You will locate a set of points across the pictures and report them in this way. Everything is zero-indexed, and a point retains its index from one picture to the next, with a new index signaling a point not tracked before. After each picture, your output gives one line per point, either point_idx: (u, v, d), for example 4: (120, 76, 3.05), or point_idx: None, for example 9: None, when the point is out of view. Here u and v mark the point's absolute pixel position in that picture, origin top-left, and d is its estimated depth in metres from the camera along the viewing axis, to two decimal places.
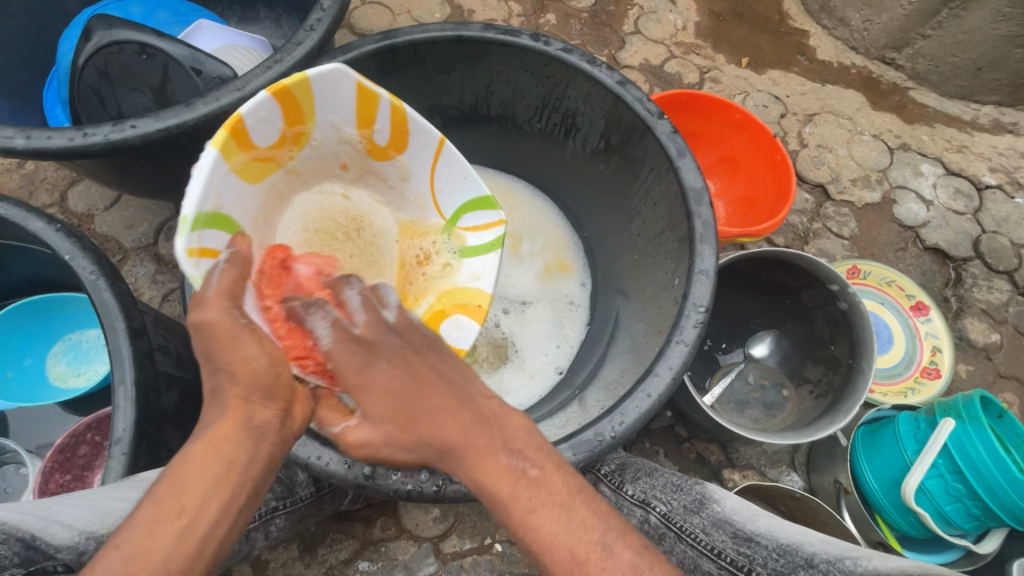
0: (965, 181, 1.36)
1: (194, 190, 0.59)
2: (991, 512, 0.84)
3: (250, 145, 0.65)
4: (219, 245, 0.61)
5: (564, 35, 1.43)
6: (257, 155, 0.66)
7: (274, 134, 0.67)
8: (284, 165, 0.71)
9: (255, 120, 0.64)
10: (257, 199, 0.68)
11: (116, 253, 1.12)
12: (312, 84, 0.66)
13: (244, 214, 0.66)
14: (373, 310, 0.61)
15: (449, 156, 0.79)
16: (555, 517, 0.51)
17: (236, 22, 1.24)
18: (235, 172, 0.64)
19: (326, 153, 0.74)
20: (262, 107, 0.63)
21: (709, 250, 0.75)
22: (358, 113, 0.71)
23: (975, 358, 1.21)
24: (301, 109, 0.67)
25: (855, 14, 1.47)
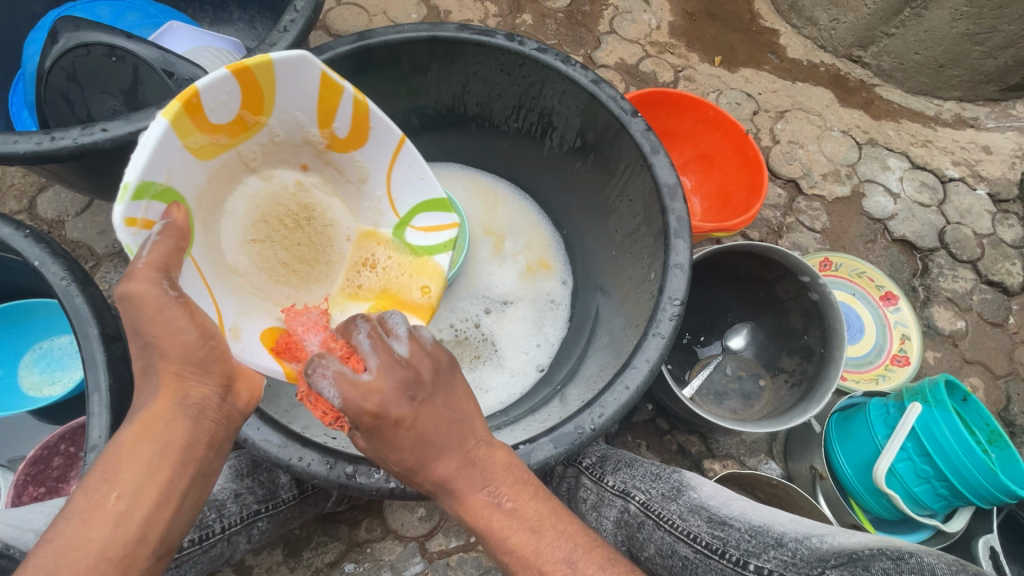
0: (929, 174, 1.41)
1: (140, 160, 0.56)
2: (957, 491, 0.87)
3: (203, 121, 0.62)
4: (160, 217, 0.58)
5: (540, 36, 1.44)
6: (212, 136, 0.64)
7: (231, 115, 0.64)
8: (238, 147, 0.68)
9: (212, 97, 0.61)
10: (206, 178, 0.65)
11: (88, 259, 1.09)
12: (275, 68, 0.64)
13: (192, 191, 0.63)
14: (384, 350, 0.56)
15: (406, 157, 0.79)
16: (525, 539, 0.55)
17: (208, 23, 1.22)
18: (186, 147, 0.61)
19: (285, 142, 0.72)
20: (221, 85, 0.61)
21: (684, 245, 0.77)
22: (320, 104, 0.70)
23: (943, 345, 1.25)
24: (262, 96, 0.66)
25: (823, 14, 1.51)
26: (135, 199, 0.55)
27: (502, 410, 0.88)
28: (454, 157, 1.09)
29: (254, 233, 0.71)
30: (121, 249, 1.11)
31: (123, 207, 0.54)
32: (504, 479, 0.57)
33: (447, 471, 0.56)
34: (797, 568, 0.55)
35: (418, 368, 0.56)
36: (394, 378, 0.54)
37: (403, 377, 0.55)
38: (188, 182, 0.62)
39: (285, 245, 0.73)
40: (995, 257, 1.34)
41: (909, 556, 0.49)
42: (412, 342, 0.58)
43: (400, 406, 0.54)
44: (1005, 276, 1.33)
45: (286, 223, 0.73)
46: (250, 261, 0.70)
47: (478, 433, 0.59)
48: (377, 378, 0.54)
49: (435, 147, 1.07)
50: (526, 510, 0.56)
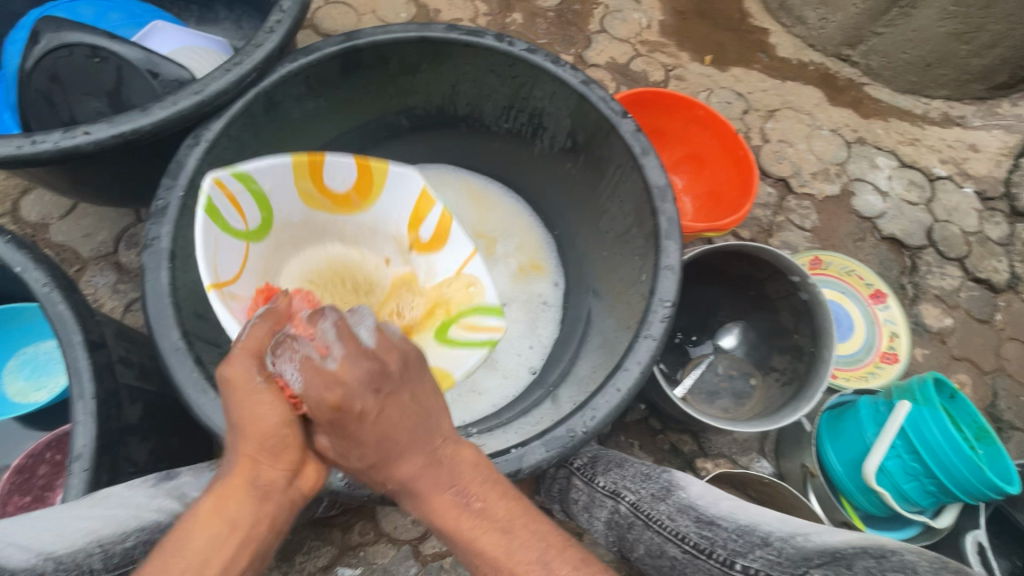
0: (917, 173, 1.42)
1: (255, 170, 0.71)
2: (946, 488, 0.88)
3: (319, 180, 0.77)
4: (240, 214, 0.71)
5: (531, 35, 1.44)
6: (321, 196, 0.78)
7: (343, 189, 0.79)
8: (339, 219, 0.81)
9: (335, 171, 0.77)
10: (298, 220, 0.79)
11: (74, 263, 1.08)
12: (391, 171, 0.79)
13: (281, 219, 0.77)
14: (350, 338, 0.52)
15: (476, 265, 0.80)
16: (496, 541, 0.56)
17: (194, 23, 1.21)
18: (296, 188, 0.76)
19: (376, 232, 0.83)
20: (342, 167, 0.77)
21: (674, 245, 0.77)
22: (415, 211, 0.81)
23: (931, 342, 1.27)
24: (371, 186, 0.80)
25: (812, 12, 1.51)
26: (235, 177, 0.69)
27: (495, 412, 0.88)
28: (444, 158, 1.08)
29: (310, 283, 0.78)
30: (107, 252, 1.09)
31: (222, 174, 0.67)
32: (471, 480, 0.59)
33: (420, 491, 0.58)
34: (782, 568, 0.56)
35: (384, 369, 0.53)
36: (360, 369, 0.51)
37: (369, 370, 0.52)
38: (285, 211, 0.76)
39: (330, 298, 0.78)
40: (982, 255, 1.36)
41: (892, 553, 0.50)
42: (379, 332, 0.54)
43: (364, 399, 0.52)
44: (992, 273, 1.34)
45: (338, 284, 0.79)
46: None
47: (445, 433, 0.59)
48: (342, 369, 0.51)
49: (425, 148, 1.06)
50: (496, 510, 0.58)
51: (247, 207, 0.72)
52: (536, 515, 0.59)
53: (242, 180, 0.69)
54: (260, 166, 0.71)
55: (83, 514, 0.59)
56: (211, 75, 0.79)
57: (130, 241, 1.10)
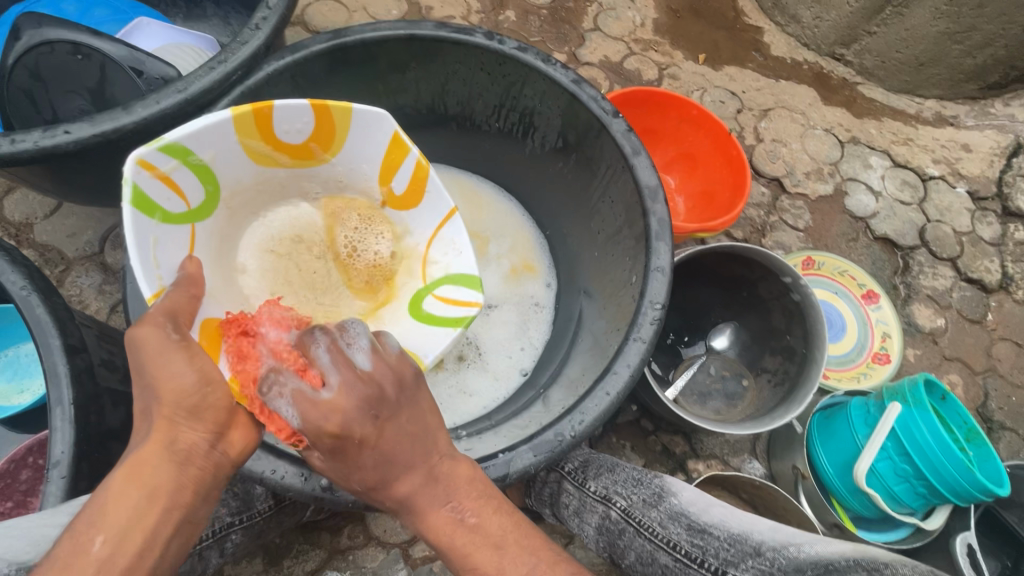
0: (910, 173, 1.42)
1: (193, 135, 0.65)
2: (936, 490, 0.88)
3: (268, 133, 0.70)
4: (184, 185, 0.67)
5: (524, 33, 1.42)
6: (274, 150, 0.72)
7: (301, 141, 0.73)
8: (298, 172, 0.76)
9: (287, 120, 0.70)
10: (250, 179, 0.73)
11: (59, 263, 1.06)
12: (353, 115, 0.72)
13: (233, 180, 0.72)
14: (345, 365, 0.55)
15: (453, 228, 0.79)
16: (490, 557, 0.56)
17: (182, 19, 1.19)
18: (242, 145, 0.70)
19: (343, 182, 0.79)
20: (298, 115, 0.70)
21: (665, 247, 0.77)
22: (385, 161, 0.77)
23: (923, 342, 1.27)
24: (333, 136, 0.74)
25: (806, 11, 1.51)
26: (163, 153, 0.63)
27: (485, 415, 0.87)
28: (435, 157, 1.07)
29: (274, 251, 0.75)
30: (92, 252, 1.08)
31: (146, 151, 0.62)
32: (466, 493, 0.58)
33: (405, 502, 0.57)
34: None
35: (381, 394, 0.55)
36: (356, 396, 0.53)
37: (366, 395, 0.54)
38: (235, 171, 0.71)
39: (298, 267, 0.76)
40: (974, 255, 1.36)
41: (886, 568, 0.50)
42: (374, 353, 0.56)
43: (363, 425, 0.53)
44: (984, 274, 1.35)
45: (305, 249, 0.77)
46: (259, 271, 0.73)
47: (441, 447, 0.59)
48: (338, 396, 0.53)
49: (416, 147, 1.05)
50: (489, 525, 0.58)
51: (186, 181, 0.67)
52: (527, 531, 0.59)
53: (171, 152, 0.64)
54: (192, 132, 0.64)
55: (61, 523, 0.58)
56: (195, 73, 0.77)
57: (116, 241, 1.09)
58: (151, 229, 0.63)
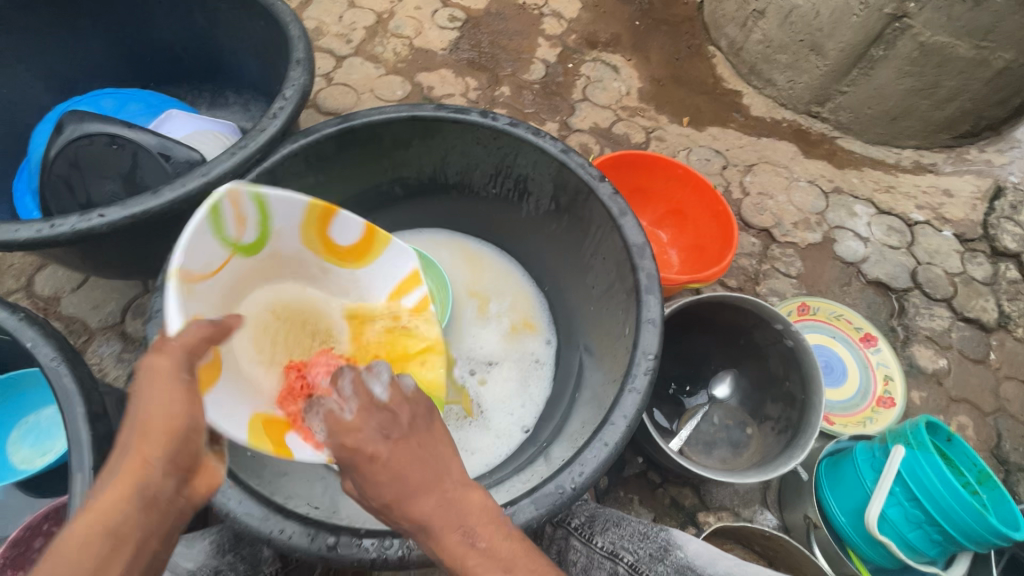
0: (895, 219, 1.47)
1: (283, 201, 0.75)
2: (950, 536, 0.86)
3: (327, 230, 0.82)
4: (247, 226, 0.73)
5: (518, 105, 1.54)
6: (323, 248, 0.83)
7: (347, 245, 0.85)
8: (325, 266, 0.84)
9: (346, 228, 0.83)
10: (291, 253, 0.80)
11: (82, 334, 1.12)
12: (392, 243, 0.89)
13: (275, 248, 0.78)
14: (365, 393, 0.61)
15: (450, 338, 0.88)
16: None
17: (207, 108, 1.32)
18: (303, 233, 0.80)
19: (356, 293, 0.87)
20: (356, 227, 0.84)
21: (655, 300, 0.80)
22: (397, 285, 0.89)
23: (927, 384, 1.26)
24: (369, 252, 0.87)
25: (780, 75, 1.62)
26: (256, 199, 0.72)
27: (488, 472, 0.89)
28: (440, 223, 1.14)
29: (272, 314, 0.77)
30: (114, 323, 1.13)
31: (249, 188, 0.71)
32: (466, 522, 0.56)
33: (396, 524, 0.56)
34: None
35: (394, 418, 0.58)
36: (373, 419, 0.58)
37: (381, 419, 0.58)
38: (277, 240, 0.77)
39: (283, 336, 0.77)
40: (968, 295, 1.38)
41: None
42: (391, 389, 0.61)
43: (375, 443, 0.56)
44: (981, 313, 1.36)
45: (297, 325, 0.78)
46: (250, 324, 0.73)
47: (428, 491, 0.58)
48: (356, 418, 0.58)
49: (419, 215, 1.13)
50: (499, 549, 0.55)
51: (250, 230, 0.73)
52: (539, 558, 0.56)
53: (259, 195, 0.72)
54: (282, 200, 0.75)
55: None
56: (218, 158, 0.86)
57: (137, 310, 1.15)
58: (205, 241, 0.67)
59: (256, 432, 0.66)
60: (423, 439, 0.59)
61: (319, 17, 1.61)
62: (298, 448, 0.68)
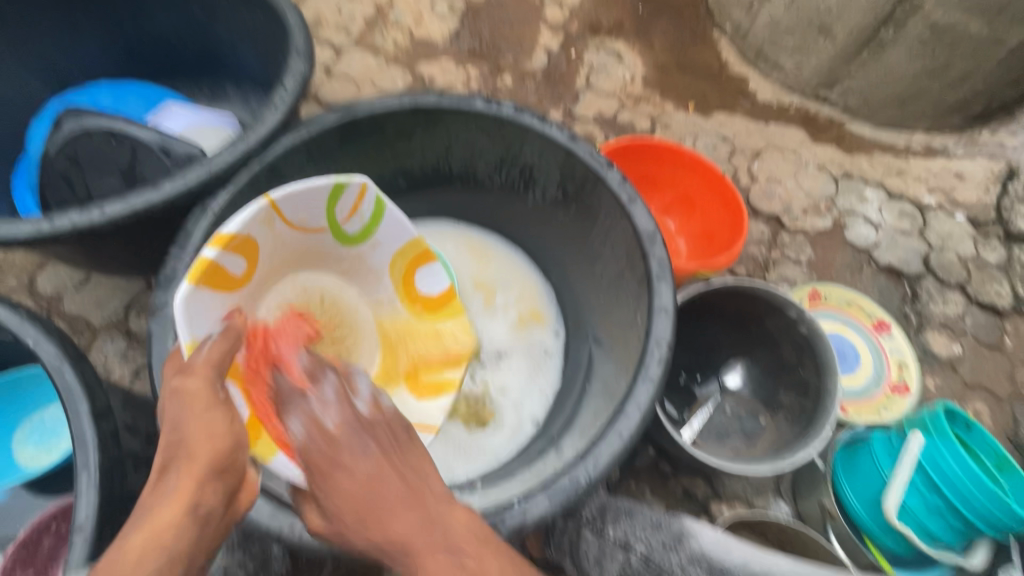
0: (907, 203, 1.45)
1: (396, 221, 0.84)
2: (971, 524, 0.85)
3: (414, 271, 0.88)
4: (347, 217, 0.80)
5: (521, 94, 1.52)
6: (401, 284, 0.89)
7: (426, 291, 0.89)
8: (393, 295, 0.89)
9: (430, 279, 0.89)
10: (374, 263, 0.87)
11: (86, 332, 1.11)
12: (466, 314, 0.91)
13: (360, 251, 0.85)
14: (346, 403, 0.63)
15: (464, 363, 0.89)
16: None
17: (206, 101, 1.30)
18: (392, 260, 0.87)
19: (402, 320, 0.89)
20: (439, 281, 0.89)
21: (667, 288, 0.79)
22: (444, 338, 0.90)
23: (942, 370, 1.25)
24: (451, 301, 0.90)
25: (787, 59, 1.59)
26: (375, 203, 0.81)
27: (499, 466, 0.87)
28: (444, 214, 1.12)
29: (308, 297, 0.81)
30: (117, 320, 1.12)
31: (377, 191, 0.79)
32: None
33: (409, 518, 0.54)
34: None
35: (376, 435, 0.61)
36: (353, 432, 0.60)
37: (360, 429, 0.61)
38: (319, 241, 0.81)
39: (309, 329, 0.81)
40: (982, 279, 1.36)
41: None
42: (373, 403, 0.64)
43: (353, 455, 0.59)
44: (995, 298, 1.34)
45: (322, 319, 0.82)
46: (277, 282, 0.78)
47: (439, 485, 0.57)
48: (338, 429, 0.61)
49: (424, 207, 1.11)
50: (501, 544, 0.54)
51: (353, 223, 0.81)
52: None
53: (331, 203, 0.77)
54: (393, 222, 0.83)
55: None
56: (219, 150, 0.84)
57: (140, 308, 1.14)
58: (313, 202, 0.75)
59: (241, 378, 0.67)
60: (408, 457, 0.61)
61: (317, 8, 1.59)
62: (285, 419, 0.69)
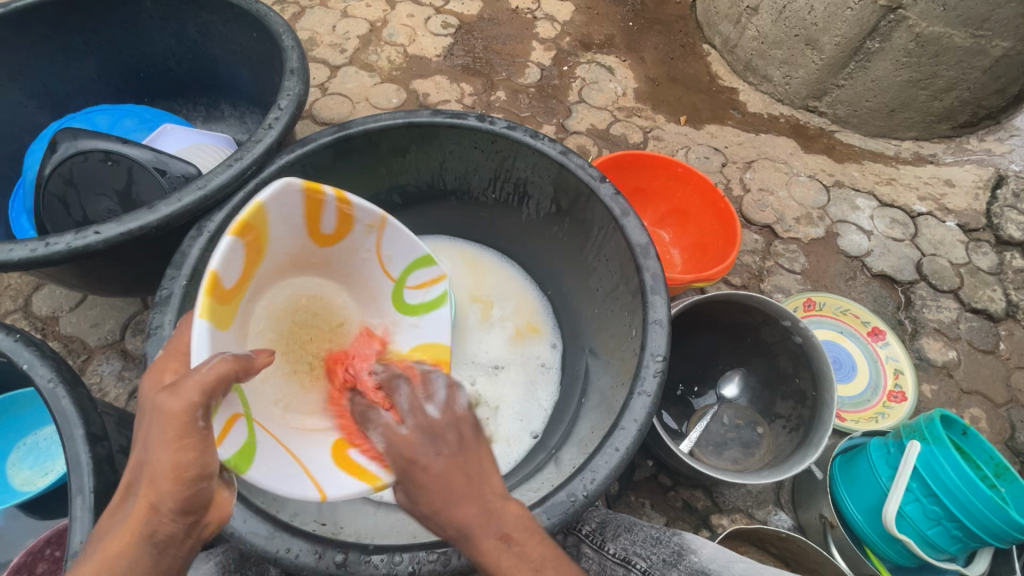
0: (898, 211, 1.46)
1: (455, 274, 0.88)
2: (971, 532, 0.84)
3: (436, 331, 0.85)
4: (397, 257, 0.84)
5: (515, 109, 1.53)
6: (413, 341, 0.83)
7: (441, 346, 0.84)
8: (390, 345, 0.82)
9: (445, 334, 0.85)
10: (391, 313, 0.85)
11: (81, 353, 1.11)
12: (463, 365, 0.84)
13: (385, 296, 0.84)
14: (418, 409, 0.60)
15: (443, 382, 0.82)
16: None
17: (202, 122, 1.32)
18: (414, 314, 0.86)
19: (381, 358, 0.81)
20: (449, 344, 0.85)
21: (661, 301, 0.79)
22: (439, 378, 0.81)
23: (938, 377, 1.25)
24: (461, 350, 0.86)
25: (776, 71, 1.61)
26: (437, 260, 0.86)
27: (500, 479, 0.87)
28: (440, 230, 1.13)
29: (293, 309, 0.76)
30: (113, 341, 1.12)
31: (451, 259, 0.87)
32: (474, 529, 0.53)
33: None
34: None
35: (443, 438, 0.57)
36: (424, 435, 0.58)
37: (430, 436, 0.57)
38: (365, 275, 0.83)
39: (281, 309, 0.75)
40: (975, 285, 1.37)
41: None
42: (444, 408, 0.60)
43: (429, 456, 0.56)
44: (988, 303, 1.35)
45: (309, 328, 0.77)
46: (289, 277, 0.76)
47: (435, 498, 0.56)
48: (410, 434, 0.59)
49: (420, 222, 1.12)
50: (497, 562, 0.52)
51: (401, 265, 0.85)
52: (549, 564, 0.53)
53: (418, 269, 0.86)
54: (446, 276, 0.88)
55: None
56: (214, 171, 0.85)
57: (137, 328, 1.14)
58: (385, 229, 0.81)
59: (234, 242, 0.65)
60: (471, 458, 0.56)
61: (312, 28, 1.61)
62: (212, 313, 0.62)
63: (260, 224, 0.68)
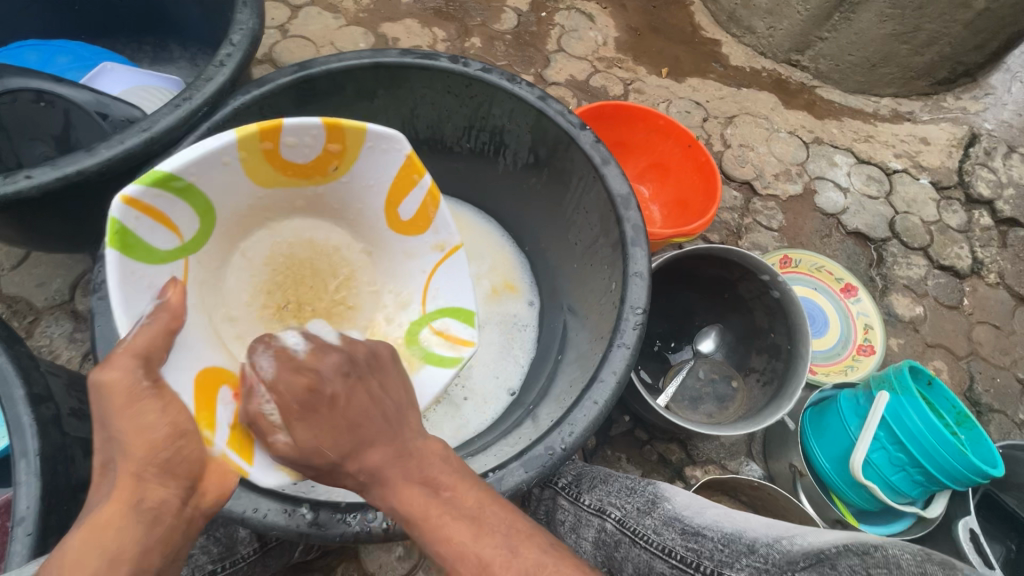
0: (874, 168, 1.47)
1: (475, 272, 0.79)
2: (933, 476, 0.88)
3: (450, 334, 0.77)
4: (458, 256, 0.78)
5: (490, 58, 1.45)
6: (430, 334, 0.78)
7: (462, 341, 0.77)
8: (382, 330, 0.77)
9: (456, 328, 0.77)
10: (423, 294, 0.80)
11: (27, 314, 1.03)
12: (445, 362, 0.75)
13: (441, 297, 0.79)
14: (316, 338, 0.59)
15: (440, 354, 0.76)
16: None
17: (148, 63, 1.21)
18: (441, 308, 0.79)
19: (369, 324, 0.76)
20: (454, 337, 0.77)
21: (641, 252, 0.77)
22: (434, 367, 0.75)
23: (904, 331, 1.28)
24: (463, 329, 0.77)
25: (759, 22, 1.56)
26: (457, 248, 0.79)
27: (476, 437, 0.85)
28: None
29: (288, 248, 0.75)
30: (62, 301, 1.05)
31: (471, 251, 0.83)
32: None
33: None
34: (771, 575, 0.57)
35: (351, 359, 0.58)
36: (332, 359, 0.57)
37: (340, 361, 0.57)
38: (411, 276, 0.80)
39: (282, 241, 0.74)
40: (944, 243, 1.39)
41: (874, 549, 0.51)
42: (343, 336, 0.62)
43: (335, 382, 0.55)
44: (955, 260, 1.38)
45: (299, 267, 0.75)
46: (316, 222, 0.77)
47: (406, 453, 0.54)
48: (311, 357, 0.56)
49: None
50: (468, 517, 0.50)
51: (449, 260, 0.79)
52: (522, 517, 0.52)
53: (450, 318, 0.78)
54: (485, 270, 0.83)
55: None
56: (159, 112, 0.77)
57: (87, 287, 1.06)
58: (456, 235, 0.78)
59: (249, 153, 0.66)
60: None
61: None
62: (176, 208, 0.63)
63: (351, 147, 0.70)
